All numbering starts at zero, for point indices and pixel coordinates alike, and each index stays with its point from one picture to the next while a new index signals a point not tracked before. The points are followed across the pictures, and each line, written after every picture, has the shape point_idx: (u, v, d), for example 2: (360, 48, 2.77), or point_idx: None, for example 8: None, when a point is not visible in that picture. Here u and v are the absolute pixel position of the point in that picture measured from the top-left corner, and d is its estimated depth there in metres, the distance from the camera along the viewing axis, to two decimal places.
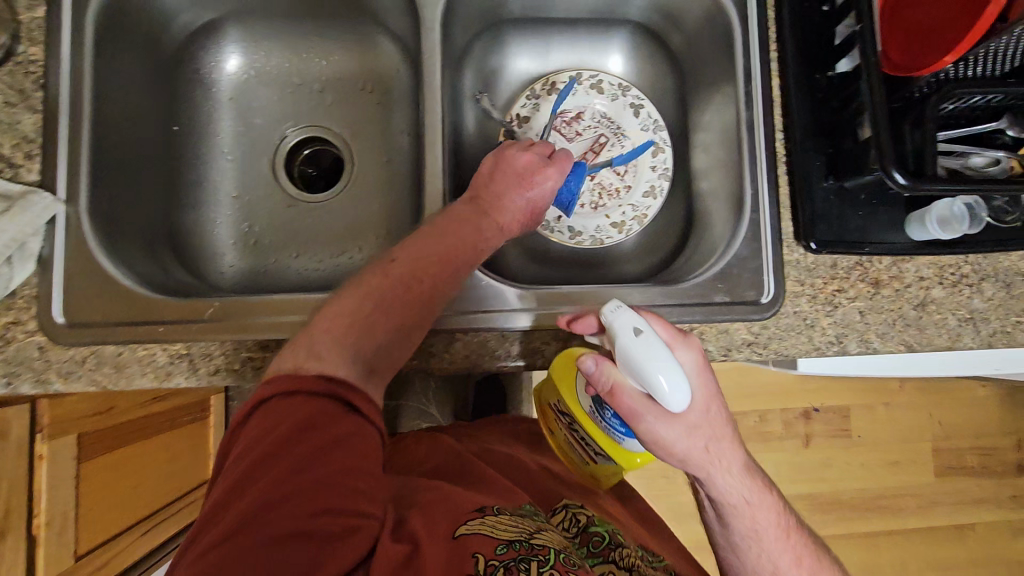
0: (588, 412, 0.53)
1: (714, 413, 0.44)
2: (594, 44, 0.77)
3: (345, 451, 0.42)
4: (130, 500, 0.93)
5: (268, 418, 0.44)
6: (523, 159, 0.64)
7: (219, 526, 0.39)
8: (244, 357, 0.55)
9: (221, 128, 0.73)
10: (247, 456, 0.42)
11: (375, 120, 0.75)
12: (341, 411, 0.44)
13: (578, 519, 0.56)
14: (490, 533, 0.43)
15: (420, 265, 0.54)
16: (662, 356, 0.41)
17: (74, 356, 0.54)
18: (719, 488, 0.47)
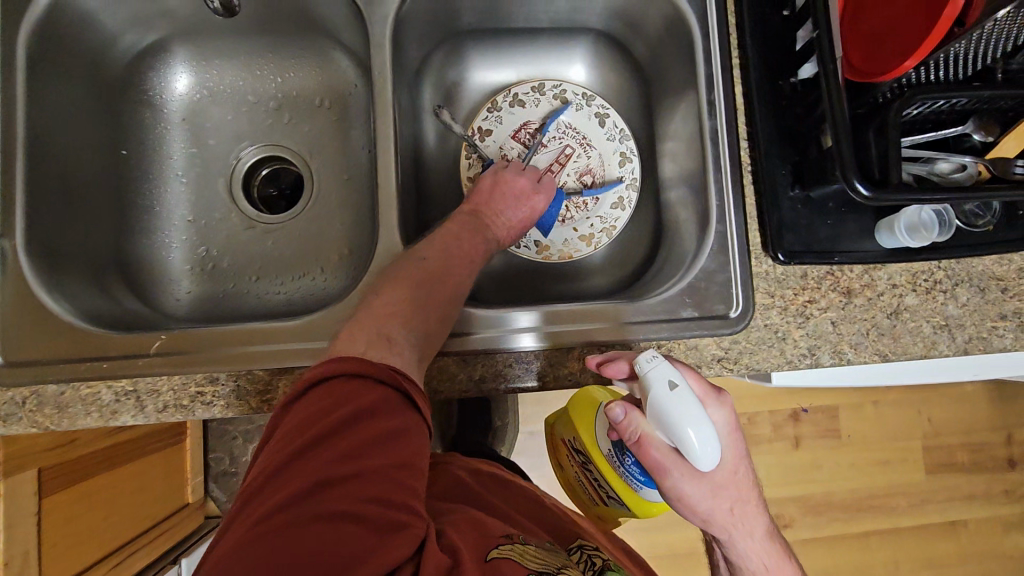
0: (606, 455, 0.54)
1: (742, 477, 0.47)
2: (556, 54, 0.76)
3: (400, 444, 0.44)
4: (100, 531, 0.90)
5: (332, 394, 0.45)
6: (522, 180, 0.68)
7: (277, 495, 0.40)
8: (192, 392, 0.53)
9: (174, 151, 0.71)
10: (305, 431, 0.43)
11: (333, 137, 0.74)
12: (397, 401, 0.46)
13: (595, 562, 0.54)
14: (519, 564, 0.46)
15: (403, 290, 0.54)
16: (695, 413, 0.43)
17: (14, 397, 0.52)
18: (739, 551, 0.51)
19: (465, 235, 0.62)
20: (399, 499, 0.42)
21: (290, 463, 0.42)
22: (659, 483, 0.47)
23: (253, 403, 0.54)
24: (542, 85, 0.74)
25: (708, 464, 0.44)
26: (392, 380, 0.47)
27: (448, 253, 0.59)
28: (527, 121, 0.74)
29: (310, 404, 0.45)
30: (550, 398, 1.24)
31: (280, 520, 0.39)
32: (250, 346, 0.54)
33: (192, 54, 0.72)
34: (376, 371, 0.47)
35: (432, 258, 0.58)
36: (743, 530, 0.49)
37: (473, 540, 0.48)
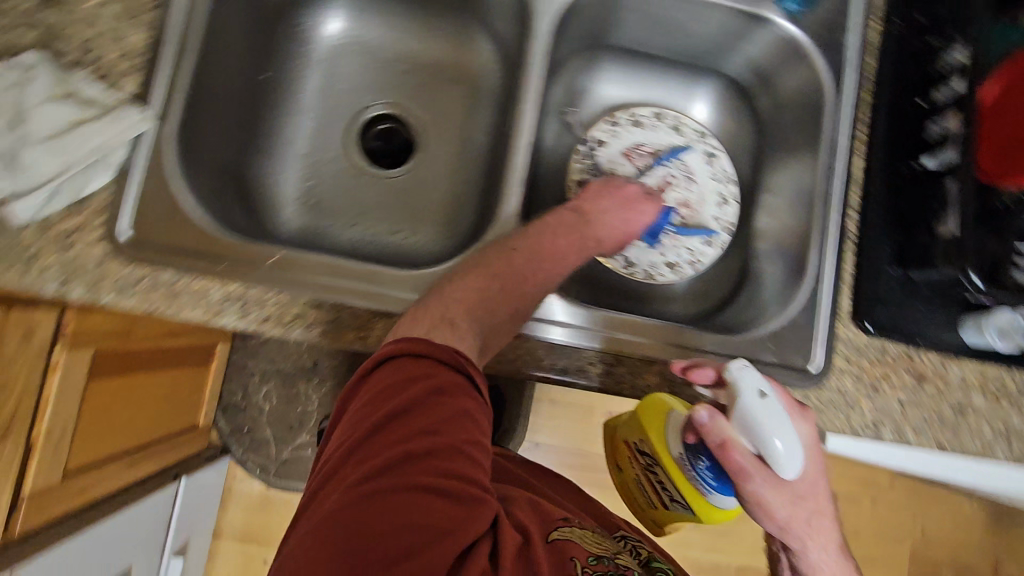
0: (675, 457, 0.56)
1: (820, 489, 0.49)
2: (680, 85, 0.77)
3: (469, 426, 0.46)
4: (124, 432, 0.91)
5: (404, 370, 0.47)
6: (630, 188, 0.70)
7: (360, 468, 0.43)
8: (295, 312, 0.55)
9: (309, 87, 0.74)
10: (378, 411, 0.45)
11: (457, 112, 0.76)
12: (464, 383, 0.47)
13: (640, 552, 0.57)
14: (578, 545, 0.50)
15: (491, 278, 0.56)
16: (784, 423, 0.47)
17: (132, 274, 0.54)
18: (811, 564, 0.49)
19: (565, 234, 0.63)
20: (469, 474, 0.44)
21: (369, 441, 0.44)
22: (738, 485, 0.48)
23: (347, 336, 0.56)
24: (662, 113, 0.77)
25: (790, 473, 0.47)
26: (461, 365, 0.48)
27: (547, 247, 0.61)
28: (640, 142, 0.76)
29: (384, 379, 0.47)
30: (565, 413, 1.25)
31: (367, 494, 0.41)
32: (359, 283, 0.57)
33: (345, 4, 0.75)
34: (446, 355, 0.48)
35: (530, 249, 0.59)
36: (820, 543, 0.49)
37: (536, 520, 0.53)
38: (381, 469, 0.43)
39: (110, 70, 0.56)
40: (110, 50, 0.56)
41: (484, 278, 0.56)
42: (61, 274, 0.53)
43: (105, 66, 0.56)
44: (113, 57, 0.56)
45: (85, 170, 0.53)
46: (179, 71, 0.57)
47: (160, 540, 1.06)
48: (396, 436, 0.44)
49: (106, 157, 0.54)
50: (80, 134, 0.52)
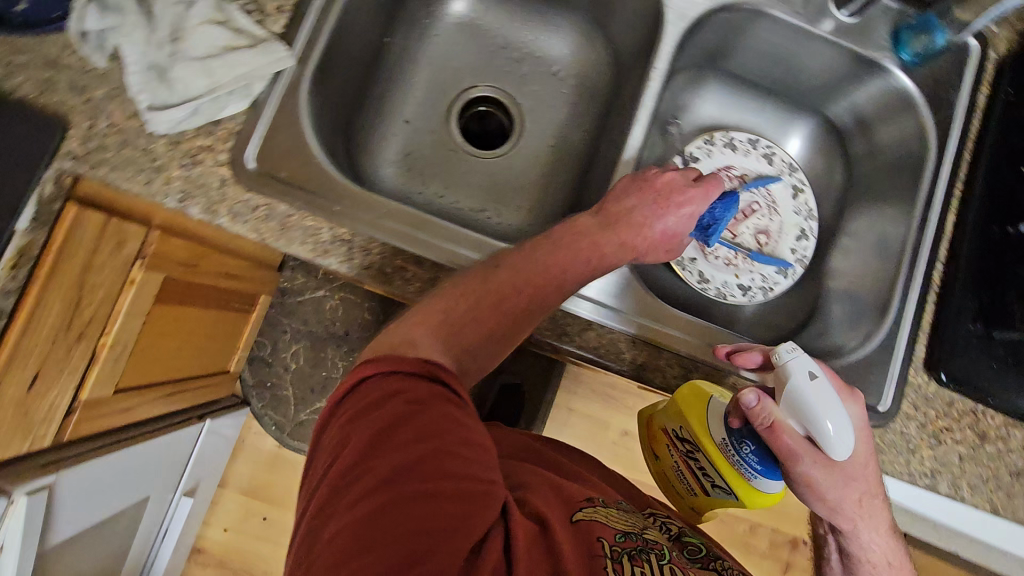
0: (718, 444, 0.55)
1: (870, 471, 0.53)
2: (778, 119, 0.79)
3: (458, 429, 0.42)
4: (169, 365, 0.92)
5: (379, 391, 0.44)
6: (668, 176, 0.60)
7: (349, 495, 0.39)
8: (398, 266, 0.57)
9: (424, 58, 0.76)
10: (353, 436, 0.41)
11: (559, 106, 0.78)
12: (443, 391, 0.44)
13: (671, 528, 0.57)
14: (605, 524, 0.48)
15: (481, 290, 0.51)
16: (835, 407, 0.48)
17: (249, 201, 0.55)
18: (855, 539, 0.55)
19: (592, 241, 0.56)
20: (471, 474, 0.40)
21: (347, 470, 0.40)
22: (790, 467, 0.51)
23: None
24: (756, 142, 0.78)
25: (841, 454, 0.48)
26: (434, 374, 0.44)
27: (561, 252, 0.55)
28: (730, 165, 0.77)
29: (356, 407, 0.44)
30: None
31: (353, 526, 0.37)
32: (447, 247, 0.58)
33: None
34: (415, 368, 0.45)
35: (525, 259, 0.54)
36: (868, 521, 0.54)
37: (558, 504, 0.50)
38: (363, 495, 0.38)
39: (262, 6, 0.58)
40: None
41: (466, 293, 0.51)
42: (183, 190, 0.54)
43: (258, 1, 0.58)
44: None
45: (226, 95, 0.54)
46: (324, 19, 0.59)
47: (177, 476, 1.07)
48: (376, 453, 0.40)
49: (246, 86, 0.55)
50: (228, 60, 0.53)
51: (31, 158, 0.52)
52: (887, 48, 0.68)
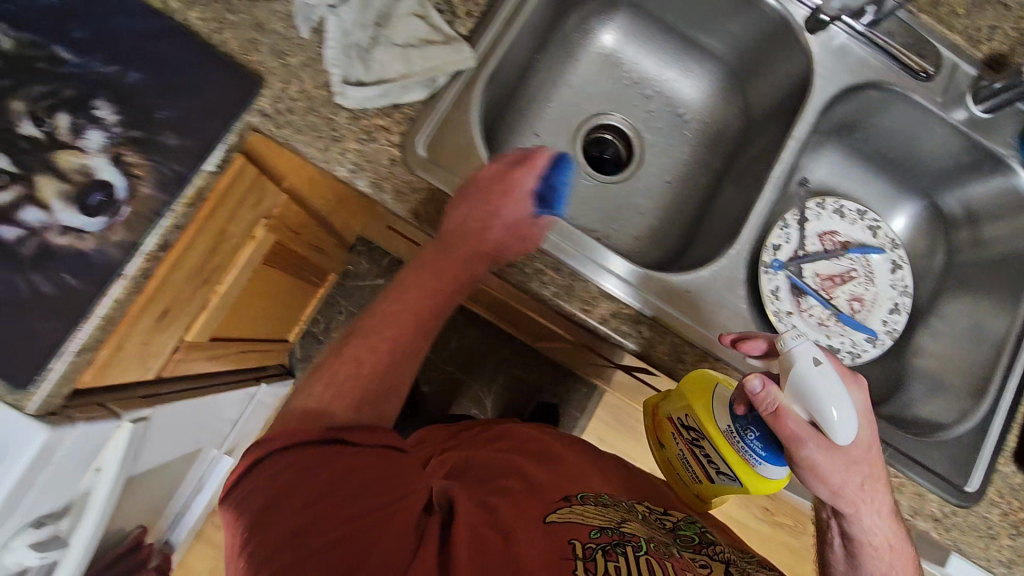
0: (723, 431, 0.55)
1: (873, 456, 0.53)
2: (889, 197, 0.81)
3: (358, 476, 0.48)
4: (247, 328, 0.94)
5: (275, 462, 0.49)
6: (489, 169, 0.57)
7: (264, 554, 0.45)
8: (537, 267, 0.60)
9: (565, 79, 0.79)
10: (262, 508, 0.46)
11: (682, 145, 0.81)
12: (339, 447, 0.50)
13: (665, 521, 0.58)
14: (582, 522, 0.51)
15: (339, 367, 0.55)
16: (834, 388, 0.49)
17: (415, 184, 0.59)
18: (862, 526, 0.55)
19: (434, 266, 0.58)
20: (383, 504, 0.47)
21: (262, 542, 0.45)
22: (793, 452, 0.51)
23: (572, 305, 0.60)
24: (863, 213, 0.80)
25: (843, 437, 0.49)
26: (322, 436, 0.50)
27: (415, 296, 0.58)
28: (835, 230, 0.80)
29: (259, 478, 0.48)
30: None
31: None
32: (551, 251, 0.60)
33: (624, 17, 0.78)
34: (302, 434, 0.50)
35: (386, 321, 0.57)
36: (869, 504, 0.54)
37: (527, 501, 0.53)
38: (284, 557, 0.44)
39: (454, 10, 0.61)
40: None
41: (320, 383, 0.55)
42: (355, 162, 0.57)
43: (451, 5, 0.61)
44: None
45: (412, 84, 0.58)
46: (506, 31, 0.63)
47: (225, 433, 1.08)
48: (288, 514, 0.46)
49: (431, 79, 0.59)
50: (422, 53, 0.58)
51: (228, 109, 0.55)
52: (1015, 148, 0.71)
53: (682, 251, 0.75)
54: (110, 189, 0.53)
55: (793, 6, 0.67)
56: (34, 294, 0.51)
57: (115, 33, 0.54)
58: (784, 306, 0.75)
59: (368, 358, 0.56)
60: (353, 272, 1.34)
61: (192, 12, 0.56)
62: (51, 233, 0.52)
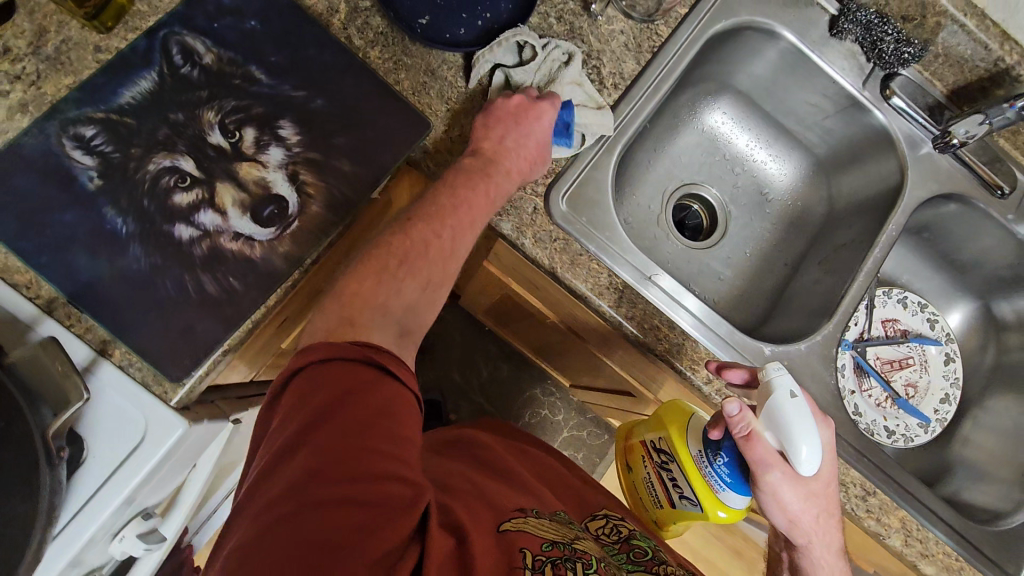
0: (693, 455, 0.62)
1: (830, 490, 0.57)
2: (944, 294, 0.88)
3: (387, 422, 0.44)
4: None
5: (307, 382, 0.45)
6: (514, 100, 0.60)
7: (269, 491, 0.40)
8: (653, 324, 0.64)
9: (664, 148, 0.85)
10: (297, 424, 0.43)
11: (762, 220, 0.87)
12: (378, 378, 0.46)
13: (621, 531, 0.64)
14: (534, 535, 0.49)
15: (378, 257, 0.53)
16: (805, 424, 0.52)
17: (551, 232, 0.63)
18: (811, 559, 0.58)
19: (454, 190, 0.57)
20: (390, 468, 0.42)
21: (276, 462, 0.42)
22: (759, 477, 0.55)
23: (683, 363, 0.65)
24: (923, 306, 0.87)
25: (807, 470, 0.53)
26: (364, 356, 0.47)
27: (431, 226, 0.55)
28: (897, 318, 0.86)
29: (290, 396, 0.45)
30: None
31: (280, 511, 0.39)
32: (626, 278, 0.64)
33: (728, 100, 0.85)
34: (350, 352, 0.46)
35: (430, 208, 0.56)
36: (822, 536, 0.58)
37: (488, 510, 0.51)
38: (297, 483, 0.40)
39: (602, 81, 0.67)
40: (607, 65, 0.68)
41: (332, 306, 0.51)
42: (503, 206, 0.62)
43: (599, 75, 0.68)
44: (607, 71, 0.68)
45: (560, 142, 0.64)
46: (645, 106, 0.68)
47: None
48: (310, 444, 0.42)
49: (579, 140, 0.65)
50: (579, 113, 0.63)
51: (396, 143, 0.59)
52: None
53: (762, 320, 0.80)
54: (282, 203, 0.56)
55: (895, 118, 0.76)
56: (200, 293, 0.54)
57: (306, 62, 0.59)
58: (849, 385, 0.81)
59: (392, 283, 0.52)
60: None
61: (374, 50, 0.61)
62: (223, 237, 0.55)
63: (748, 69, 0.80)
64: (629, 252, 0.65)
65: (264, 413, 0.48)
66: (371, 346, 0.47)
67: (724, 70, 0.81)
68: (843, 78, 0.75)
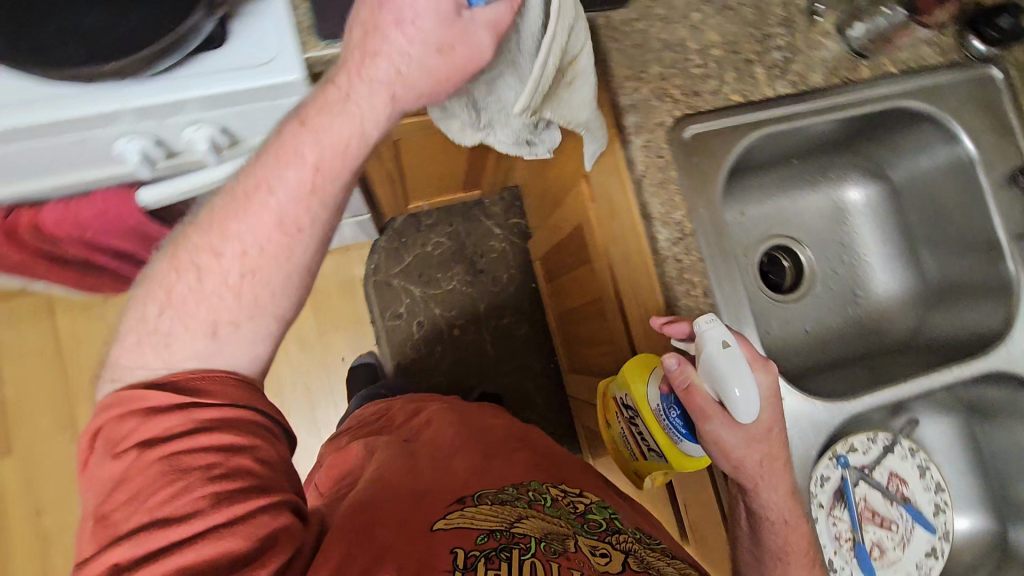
0: (652, 408, 0.65)
1: (773, 434, 0.60)
2: (966, 496, 0.81)
3: (216, 458, 0.48)
4: (411, 161, 1.05)
5: (118, 460, 0.47)
6: None
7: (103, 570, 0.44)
8: (693, 280, 0.64)
9: (793, 194, 0.86)
10: (119, 494, 0.46)
11: (840, 312, 0.84)
12: (199, 420, 0.49)
13: (577, 507, 0.70)
14: (473, 528, 0.60)
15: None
16: (738, 370, 0.56)
17: (662, 149, 0.66)
18: (760, 501, 0.61)
19: None
20: (231, 497, 0.47)
21: (106, 537, 0.45)
22: (699, 425, 0.59)
23: None
24: (939, 487, 0.78)
25: (747, 415, 0.56)
26: (182, 402, 0.49)
27: None
28: (905, 480, 0.78)
29: (105, 472, 0.47)
30: None
31: (147, 564, 0.44)
32: (694, 229, 0.65)
33: (875, 190, 0.85)
34: (168, 401, 0.49)
35: None
36: (767, 478, 0.60)
37: (418, 517, 0.62)
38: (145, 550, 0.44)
39: (785, 73, 0.70)
40: (797, 65, 0.71)
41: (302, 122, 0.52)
42: (636, 101, 0.66)
43: (786, 68, 0.71)
44: (794, 68, 0.71)
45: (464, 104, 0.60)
46: (806, 115, 0.71)
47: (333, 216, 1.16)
48: (139, 509, 0.45)
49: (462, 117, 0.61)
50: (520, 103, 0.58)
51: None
52: None
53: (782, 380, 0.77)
54: None
55: None
56: None
57: None
58: (820, 495, 0.73)
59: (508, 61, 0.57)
60: (485, 208, 1.50)
61: None
62: None
63: (914, 164, 0.80)
64: (712, 211, 0.66)
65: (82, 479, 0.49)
66: (199, 378, 0.51)
67: (889, 156, 0.82)
68: (998, 221, 0.73)
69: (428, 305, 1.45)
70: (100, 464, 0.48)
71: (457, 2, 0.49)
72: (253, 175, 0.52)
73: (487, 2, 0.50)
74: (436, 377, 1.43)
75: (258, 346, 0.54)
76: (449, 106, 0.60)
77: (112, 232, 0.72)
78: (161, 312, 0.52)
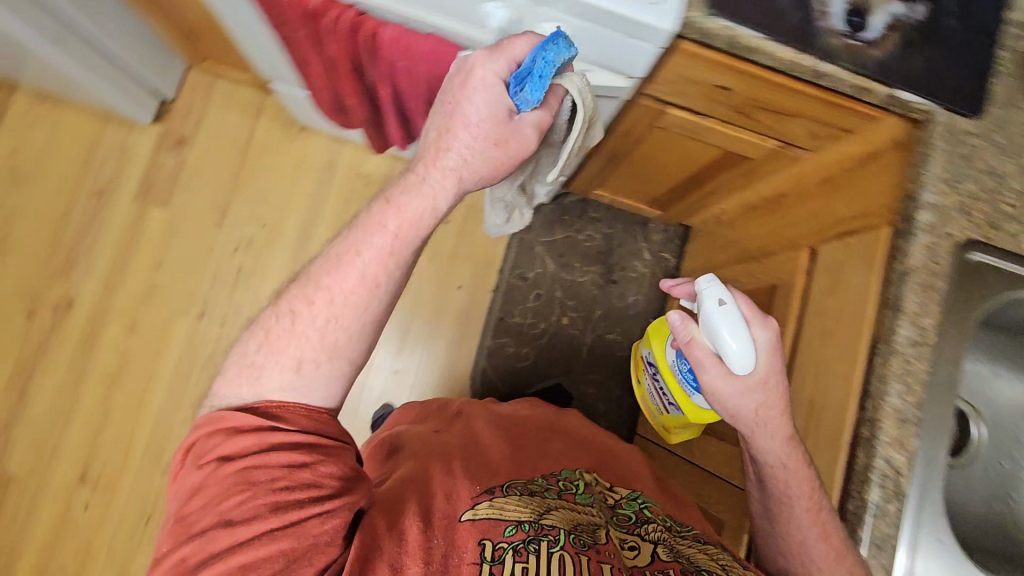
0: (664, 366, 1.01)
1: (772, 386, 0.65)
2: None
3: (286, 471, 0.58)
4: (643, 155, 1.08)
5: (203, 473, 0.58)
6: None
7: (188, 552, 0.56)
8: (911, 386, 0.63)
9: (1000, 369, 0.83)
10: (206, 493, 0.57)
11: (990, 500, 0.80)
12: (272, 438, 0.59)
13: (608, 500, 0.79)
14: (502, 520, 0.67)
15: None
16: (732, 324, 0.63)
17: (941, 256, 0.66)
18: (760, 447, 0.68)
19: None
20: (300, 500, 0.58)
21: (189, 532, 0.57)
22: (699, 376, 0.68)
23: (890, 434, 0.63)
24: None
25: (742, 366, 0.63)
26: (261, 425, 0.60)
27: None
28: None
29: (193, 475, 0.59)
30: None
31: (225, 555, 0.55)
32: (933, 341, 0.64)
33: None
34: (250, 422, 0.60)
35: None
36: (766, 427, 0.67)
37: (441, 502, 0.69)
38: (226, 542, 0.55)
39: None
40: None
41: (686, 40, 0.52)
42: (939, 202, 0.67)
43: None
44: None
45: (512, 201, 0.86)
46: None
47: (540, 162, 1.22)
48: (219, 508, 0.57)
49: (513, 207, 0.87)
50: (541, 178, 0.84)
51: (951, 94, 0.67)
52: None
53: None
54: (868, 27, 0.67)
55: None
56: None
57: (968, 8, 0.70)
58: None
59: None
60: (648, 229, 1.52)
61: (1002, 54, 0.70)
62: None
63: None
64: (958, 336, 0.65)
65: (175, 483, 0.61)
66: (275, 407, 0.62)
67: None
68: None
69: (554, 284, 1.49)
70: (189, 469, 0.60)
71: (509, 109, 0.64)
72: (345, 242, 0.66)
73: (533, 106, 0.63)
74: (527, 348, 1.46)
75: (333, 384, 0.65)
76: (509, 210, 0.88)
77: (418, 73, 0.80)
78: (258, 349, 0.64)
